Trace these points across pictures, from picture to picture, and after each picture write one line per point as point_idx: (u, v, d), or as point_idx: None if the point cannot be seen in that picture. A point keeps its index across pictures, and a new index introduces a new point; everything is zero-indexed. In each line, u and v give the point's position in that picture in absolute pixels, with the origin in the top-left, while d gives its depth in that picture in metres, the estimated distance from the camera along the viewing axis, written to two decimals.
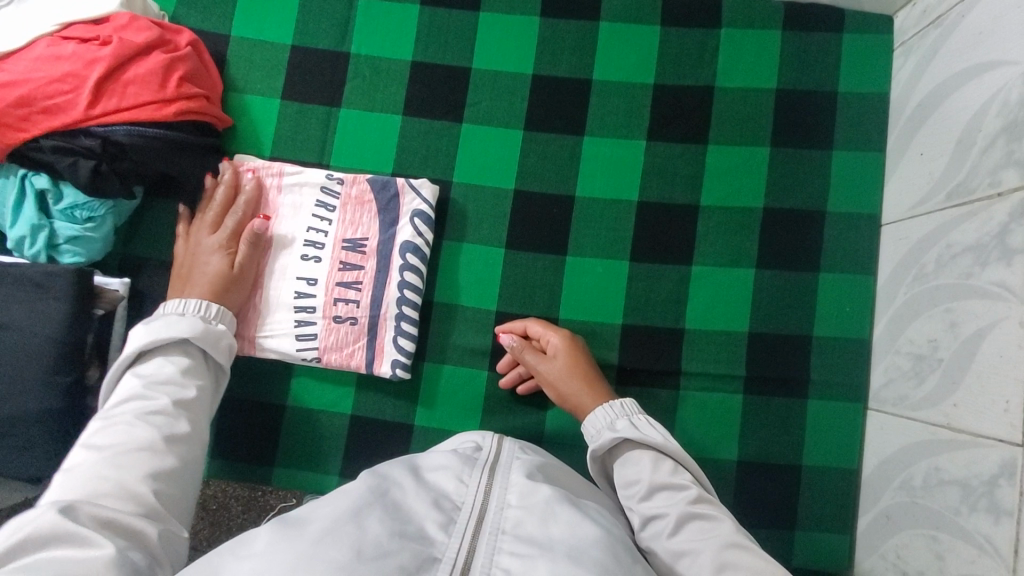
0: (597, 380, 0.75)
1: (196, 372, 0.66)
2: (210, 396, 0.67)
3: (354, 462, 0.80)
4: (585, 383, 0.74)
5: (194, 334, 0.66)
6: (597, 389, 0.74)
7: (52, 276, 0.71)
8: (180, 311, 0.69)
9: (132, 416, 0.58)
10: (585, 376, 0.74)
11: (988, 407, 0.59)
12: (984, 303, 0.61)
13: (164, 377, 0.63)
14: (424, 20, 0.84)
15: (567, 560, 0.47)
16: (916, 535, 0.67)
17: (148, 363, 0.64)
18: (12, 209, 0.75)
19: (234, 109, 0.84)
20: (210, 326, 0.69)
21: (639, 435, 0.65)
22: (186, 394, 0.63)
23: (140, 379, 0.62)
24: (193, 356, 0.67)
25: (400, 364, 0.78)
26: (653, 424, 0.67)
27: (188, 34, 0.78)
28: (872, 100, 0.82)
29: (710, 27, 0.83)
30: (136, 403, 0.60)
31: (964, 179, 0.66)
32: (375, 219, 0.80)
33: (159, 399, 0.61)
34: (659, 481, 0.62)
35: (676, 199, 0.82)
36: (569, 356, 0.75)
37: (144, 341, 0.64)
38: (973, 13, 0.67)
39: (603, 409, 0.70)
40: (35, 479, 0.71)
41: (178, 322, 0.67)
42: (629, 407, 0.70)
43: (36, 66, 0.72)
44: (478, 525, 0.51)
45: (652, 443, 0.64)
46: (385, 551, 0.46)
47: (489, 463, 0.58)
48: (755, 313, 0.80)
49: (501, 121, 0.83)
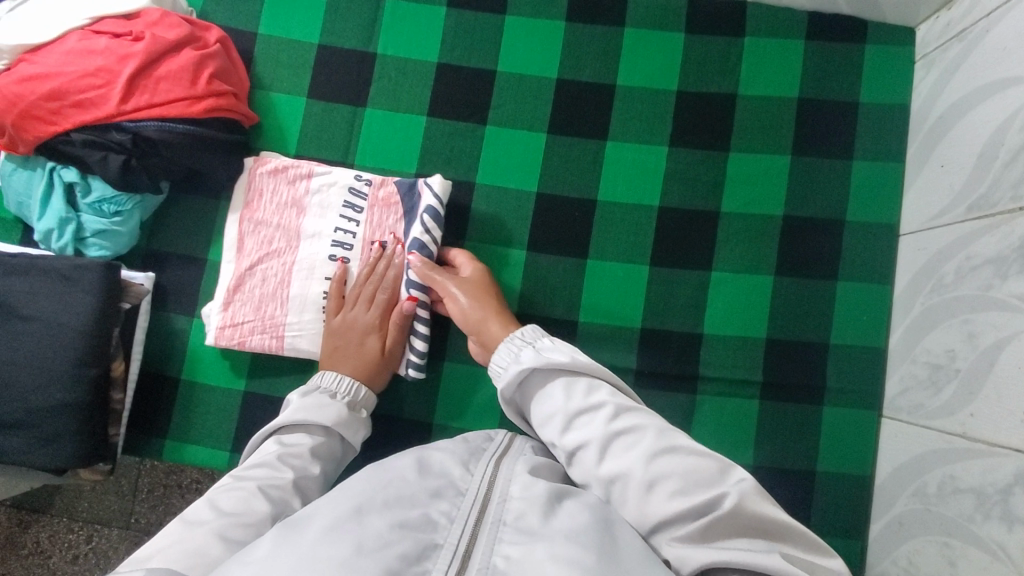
0: (502, 307, 0.74)
1: (325, 454, 0.66)
2: (328, 480, 0.66)
3: (372, 458, 0.81)
4: (486, 304, 0.73)
5: (337, 421, 0.68)
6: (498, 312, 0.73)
7: (80, 269, 0.72)
8: (333, 393, 0.71)
9: (258, 485, 0.58)
10: (485, 297, 0.74)
11: (1004, 417, 0.60)
12: (1004, 315, 0.62)
13: (300, 452, 0.64)
14: (450, 22, 0.85)
15: (566, 543, 0.47)
16: (929, 542, 0.68)
17: (289, 435, 0.66)
18: (40, 201, 0.76)
19: (261, 107, 0.84)
20: (352, 414, 0.70)
21: (544, 360, 0.60)
22: (309, 475, 0.63)
23: (279, 447, 0.63)
24: (330, 437, 0.68)
25: (412, 365, 0.78)
26: (557, 345, 0.62)
27: (217, 31, 0.79)
28: (892, 111, 0.82)
29: (734, 35, 0.84)
30: (265, 471, 0.61)
31: (986, 192, 0.67)
32: (400, 221, 0.81)
33: (286, 474, 0.61)
34: (575, 407, 0.57)
35: (697, 205, 0.83)
36: (485, 283, 0.76)
37: (296, 414, 0.66)
38: (997, 29, 0.68)
39: (507, 344, 0.65)
40: (58, 470, 0.71)
41: (327, 406, 0.68)
42: (530, 334, 0.65)
43: (67, 59, 0.73)
44: (481, 512, 0.52)
45: (559, 367, 0.60)
46: (386, 542, 0.47)
47: (498, 453, 0.59)
48: (773, 320, 0.81)
49: (525, 123, 0.84)
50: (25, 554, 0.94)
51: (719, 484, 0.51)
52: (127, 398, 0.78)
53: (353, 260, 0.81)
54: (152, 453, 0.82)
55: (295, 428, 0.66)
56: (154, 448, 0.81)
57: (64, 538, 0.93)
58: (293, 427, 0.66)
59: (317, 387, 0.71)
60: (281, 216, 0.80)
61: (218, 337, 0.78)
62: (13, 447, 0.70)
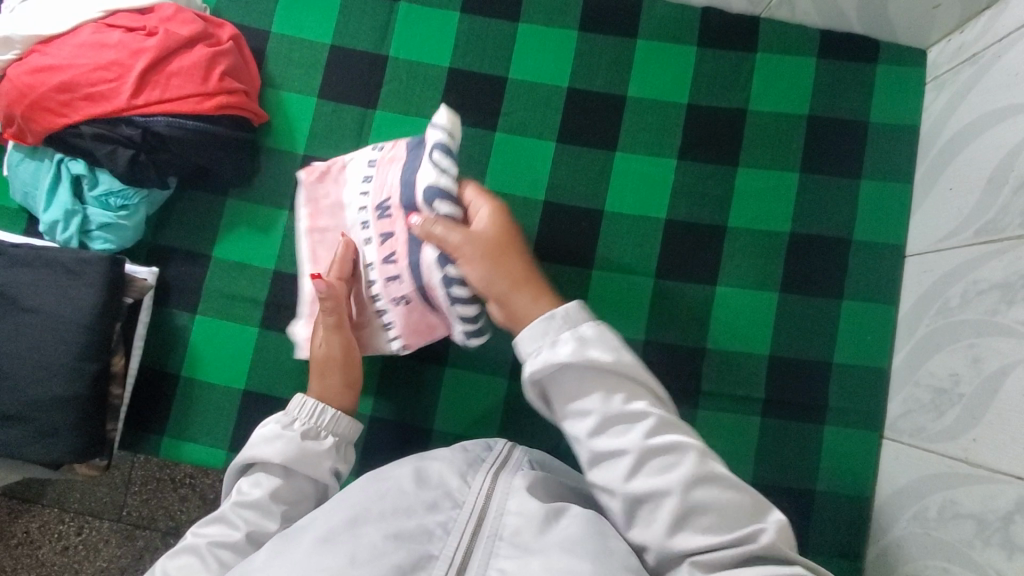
0: (521, 260, 0.58)
1: (288, 496, 0.61)
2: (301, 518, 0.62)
3: (370, 461, 0.80)
4: (501, 257, 0.57)
5: (288, 460, 0.60)
6: (516, 267, 0.57)
7: (85, 263, 0.71)
8: (288, 421, 0.63)
9: (205, 545, 0.57)
10: (499, 249, 0.58)
11: (1007, 444, 0.60)
12: (1009, 341, 0.62)
13: (253, 501, 0.59)
14: (463, 27, 0.85)
15: (559, 554, 0.48)
16: (929, 566, 0.67)
17: (249, 479, 0.61)
18: (47, 193, 0.76)
19: (271, 106, 0.84)
20: (312, 445, 0.62)
21: (588, 360, 0.51)
22: (265, 527, 0.59)
23: (236, 496, 0.60)
24: (292, 477, 0.61)
25: (468, 334, 0.65)
26: (603, 334, 0.52)
27: (231, 28, 0.79)
28: (902, 131, 0.83)
29: (746, 51, 0.84)
30: (220, 526, 0.58)
31: (994, 217, 0.67)
32: (401, 171, 0.65)
33: (236, 531, 0.58)
34: (612, 414, 0.51)
35: (703, 218, 0.83)
36: (497, 230, 0.59)
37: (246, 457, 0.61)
38: (1010, 55, 0.68)
39: (542, 320, 0.52)
40: (54, 464, 0.71)
41: (277, 440, 0.61)
42: (573, 314, 0.53)
43: (80, 52, 0.73)
44: (478, 525, 0.52)
45: (601, 366, 0.51)
46: (380, 552, 0.48)
47: (495, 465, 0.56)
48: (776, 336, 0.81)
49: (534, 131, 0.84)
50: (14, 543, 0.93)
51: (755, 519, 0.49)
52: (125, 393, 0.78)
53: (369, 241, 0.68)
54: (148, 450, 0.81)
55: (255, 468, 0.62)
56: (151, 445, 0.80)
57: (54, 528, 0.93)
58: (254, 467, 0.62)
59: (280, 414, 0.64)
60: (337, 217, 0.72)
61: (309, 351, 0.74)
62: (9, 440, 0.69)
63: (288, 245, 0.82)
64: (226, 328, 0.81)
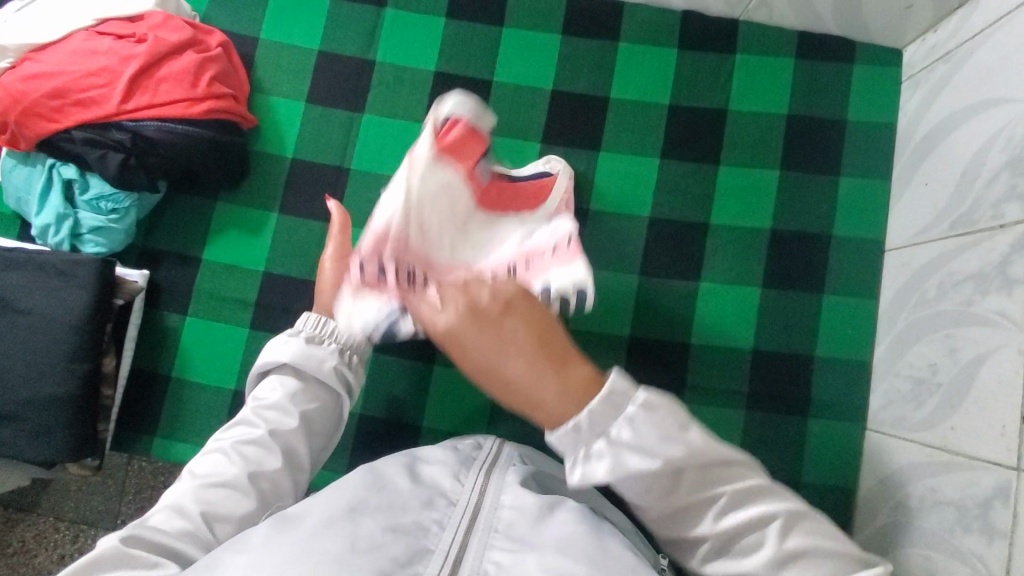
0: (492, 287, 0.47)
1: (304, 399, 0.63)
2: (319, 420, 0.65)
3: (360, 459, 0.81)
4: (500, 311, 0.46)
5: (297, 360, 0.63)
6: (501, 292, 0.47)
7: (76, 264, 0.72)
8: (296, 329, 0.66)
9: (230, 444, 0.59)
10: (494, 312, 0.46)
11: (984, 431, 0.61)
12: (985, 330, 0.63)
13: (272, 403, 0.62)
14: (449, 32, 0.87)
15: (555, 553, 0.48)
16: (911, 555, 0.68)
17: (264, 386, 0.64)
18: (39, 197, 0.77)
19: (260, 110, 0.86)
20: (318, 349, 0.65)
21: (635, 467, 0.46)
22: (283, 426, 0.61)
23: (255, 401, 0.63)
24: (306, 381, 0.64)
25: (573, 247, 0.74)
26: (648, 433, 0.46)
27: (220, 35, 0.80)
28: (879, 128, 0.84)
29: (725, 52, 0.86)
30: (243, 428, 0.61)
31: (968, 210, 0.68)
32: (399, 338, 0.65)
33: (258, 428, 0.60)
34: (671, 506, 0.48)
35: (685, 216, 0.84)
36: (450, 325, 0.47)
37: (262, 362, 0.64)
38: (980, 52, 0.70)
39: (563, 436, 0.46)
40: (47, 464, 0.72)
41: (288, 345, 0.64)
42: (597, 415, 0.45)
43: (72, 59, 0.74)
44: (473, 520, 0.52)
45: (656, 461, 0.46)
46: (378, 543, 0.47)
47: (487, 463, 0.58)
48: (759, 331, 0.82)
49: (519, 132, 0.86)
50: (11, 552, 0.92)
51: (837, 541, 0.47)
52: (117, 394, 0.78)
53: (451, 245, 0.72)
54: (141, 451, 0.82)
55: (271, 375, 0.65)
56: (143, 446, 0.81)
57: (50, 536, 0.91)
58: (270, 374, 0.65)
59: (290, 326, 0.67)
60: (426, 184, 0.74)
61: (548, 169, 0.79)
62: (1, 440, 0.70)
63: (277, 246, 0.83)
64: (217, 328, 0.82)
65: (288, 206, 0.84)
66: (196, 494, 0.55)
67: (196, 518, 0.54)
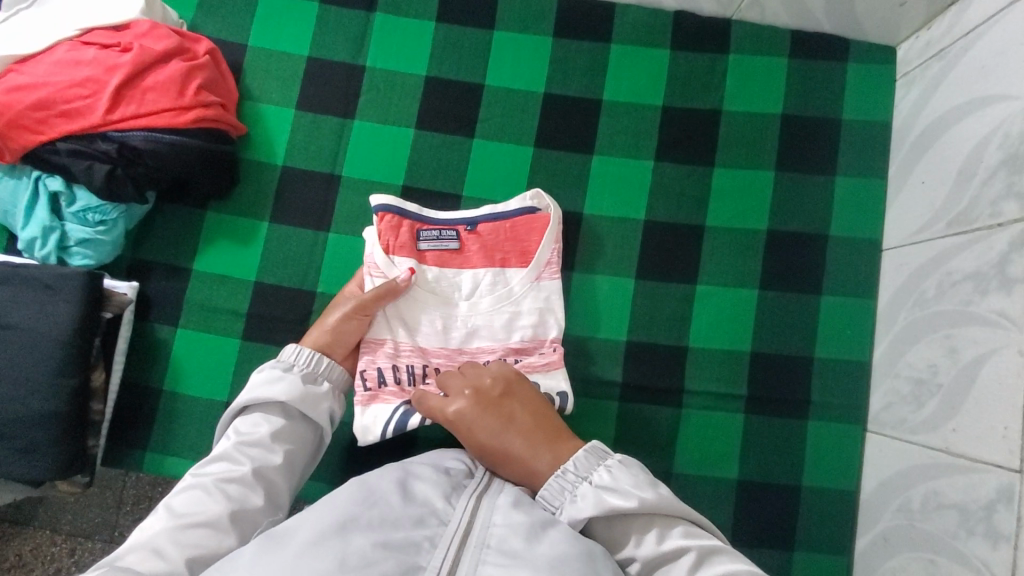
0: (503, 397, 0.64)
1: (287, 436, 0.63)
2: (301, 458, 0.64)
3: (355, 470, 0.80)
4: (500, 401, 0.64)
5: (291, 399, 0.63)
6: (500, 386, 0.65)
7: (63, 278, 0.71)
8: (287, 365, 0.66)
9: (212, 482, 0.57)
10: (496, 402, 0.64)
11: (985, 433, 0.60)
12: (984, 330, 0.62)
13: (256, 439, 0.61)
14: (439, 36, 0.86)
15: (549, 570, 0.47)
16: (914, 558, 0.67)
17: (247, 420, 0.63)
18: (25, 210, 0.76)
19: (249, 118, 0.85)
20: (312, 388, 0.66)
21: (608, 503, 0.54)
22: (268, 463, 0.60)
23: (235, 437, 0.61)
24: (292, 418, 0.64)
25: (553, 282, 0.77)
26: (623, 480, 0.55)
27: (207, 43, 0.80)
28: (875, 127, 0.84)
29: (719, 52, 0.85)
30: (222, 465, 0.59)
31: (965, 209, 0.68)
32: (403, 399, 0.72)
33: (241, 466, 0.59)
34: (651, 556, 0.53)
35: (681, 219, 0.83)
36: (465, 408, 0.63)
37: (247, 397, 0.63)
38: (975, 49, 0.69)
39: (556, 478, 0.57)
40: (36, 482, 0.71)
41: (279, 382, 0.64)
42: (583, 462, 0.58)
43: (56, 70, 0.73)
44: (465, 538, 0.51)
45: (625, 501, 0.54)
46: (369, 560, 0.46)
47: (478, 489, 0.57)
48: (758, 333, 0.81)
49: (512, 136, 0.85)
50: (7, 567, 0.88)
51: None
52: (107, 408, 0.77)
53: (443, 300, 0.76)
54: (133, 466, 0.81)
55: (252, 410, 0.63)
56: (135, 460, 0.80)
57: (46, 550, 0.88)
58: (251, 409, 0.64)
59: (274, 362, 0.67)
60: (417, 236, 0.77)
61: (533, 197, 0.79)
62: None
63: (268, 256, 0.82)
64: (209, 340, 0.81)
65: (278, 215, 0.83)
66: (176, 535, 0.53)
67: (179, 560, 0.51)
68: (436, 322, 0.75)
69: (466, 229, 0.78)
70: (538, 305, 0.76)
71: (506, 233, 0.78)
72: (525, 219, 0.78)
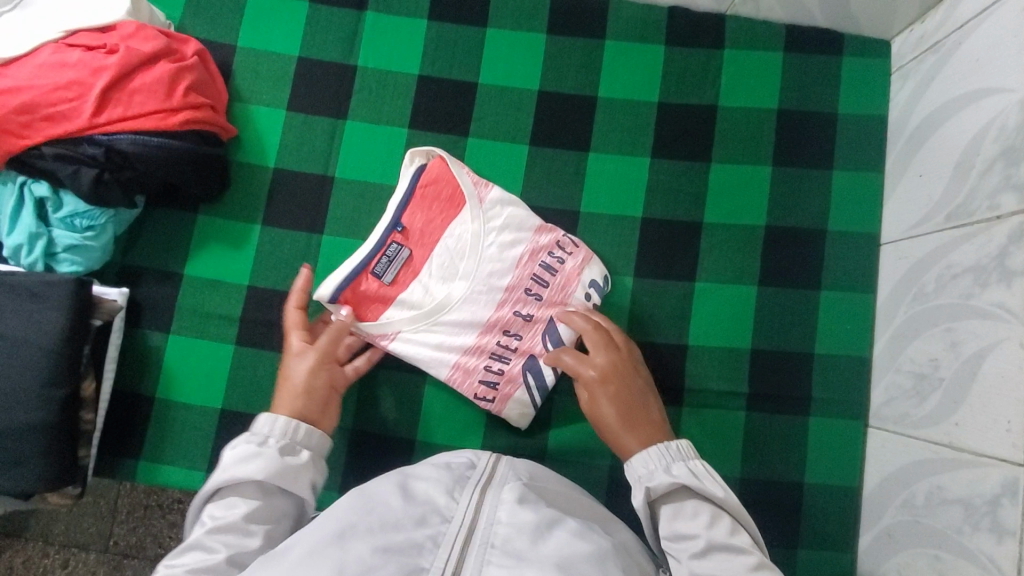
0: (639, 385, 0.72)
1: (264, 516, 0.60)
2: (279, 536, 0.61)
3: (354, 475, 0.79)
4: (638, 388, 0.72)
5: (269, 477, 0.59)
6: (640, 379, 0.73)
7: (51, 286, 0.70)
8: (261, 439, 0.62)
9: (184, 573, 0.53)
10: (631, 377, 0.72)
11: (989, 427, 0.59)
12: (985, 323, 0.62)
13: (230, 523, 0.57)
14: (431, 35, 0.85)
15: (556, 572, 0.47)
16: (918, 555, 0.67)
17: (222, 502, 0.59)
18: (10, 216, 0.74)
19: (240, 120, 0.83)
20: (290, 460, 0.62)
21: (701, 487, 0.60)
22: (247, 547, 0.57)
23: (209, 522, 0.58)
24: (269, 496, 0.60)
25: (502, 199, 0.79)
26: (715, 476, 0.62)
27: (194, 44, 0.78)
28: (871, 121, 0.83)
29: (713, 48, 0.85)
30: (196, 555, 0.56)
31: (963, 201, 0.67)
32: (518, 366, 0.77)
33: (217, 554, 0.55)
34: (716, 541, 0.58)
35: (678, 216, 0.83)
36: (611, 374, 0.71)
37: (221, 477, 0.59)
38: (969, 41, 0.69)
39: (659, 449, 0.64)
40: (26, 494, 0.69)
41: (254, 459, 0.60)
42: (684, 449, 0.64)
43: (39, 73, 0.72)
44: (469, 536, 0.50)
45: (712, 493, 0.60)
46: (368, 567, 0.45)
47: (481, 481, 0.56)
48: (757, 330, 0.81)
49: (507, 135, 0.84)
50: None
51: None
52: (99, 417, 0.76)
53: (460, 268, 0.77)
54: (127, 475, 0.79)
55: (227, 491, 0.60)
56: (129, 471, 0.78)
57: (39, 563, 0.86)
58: (224, 490, 0.60)
59: (246, 435, 0.62)
60: (393, 257, 0.77)
61: (414, 153, 0.79)
62: None
63: (261, 259, 0.81)
64: (203, 346, 0.79)
65: (272, 217, 0.82)
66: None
67: None
68: (466, 295, 0.77)
69: (398, 233, 0.77)
70: (502, 214, 0.78)
71: (425, 195, 0.78)
72: (426, 177, 0.78)
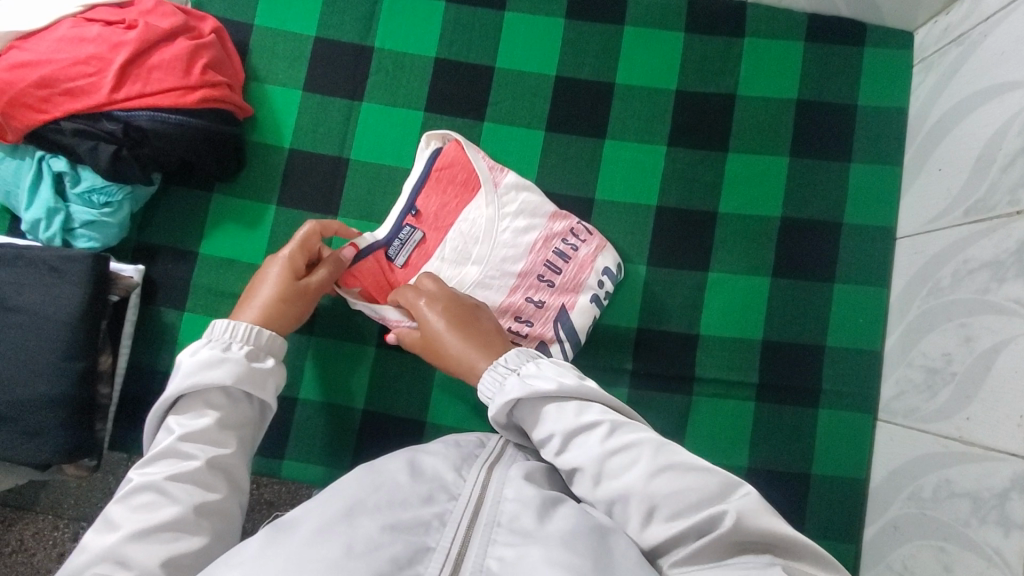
0: (473, 309, 0.69)
1: (232, 421, 0.61)
2: (249, 441, 0.62)
3: (364, 455, 0.80)
4: (470, 308, 0.69)
5: (237, 380, 0.60)
6: (471, 301, 0.70)
7: (69, 260, 0.70)
8: (225, 345, 0.62)
9: (163, 479, 0.55)
10: (447, 308, 0.68)
11: (1001, 421, 0.59)
12: (1001, 319, 0.61)
13: (200, 430, 0.58)
14: (449, 17, 0.84)
15: (560, 546, 0.47)
16: (924, 546, 0.67)
17: (188, 408, 0.59)
18: (28, 191, 0.74)
19: (256, 100, 0.83)
20: (255, 365, 0.63)
21: (533, 388, 0.55)
22: (223, 450, 0.59)
23: (178, 430, 0.58)
24: (234, 400, 0.61)
25: (518, 184, 0.78)
26: (546, 368, 0.57)
27: (212, 21, 0.78)
28: (890, 113, 0.82)
29: (733, 36, 0.84)
30: (168, 461, 0.56)
31: (984, 196, 0.67)
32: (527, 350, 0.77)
33: (193, 460, 0.57)
34: (569, 427, 0.53)
35: (694, 205, 0.82)
36: (438, 299, 0.69)
37: (185, 384, 0.59)
38: (995, 34, 0.68)
39: (490, 372, 0.59)
40: (42, 466, 0.70)
41: (219, 365, 0.60)
42: (514, 359, 0.60)
43: (59, 47, 0.72)
44: (475, 517, 0.50)
45: (544, 390, 0.55)
46: (377, 543, 0.46)
47: (489, 459, 0.56)
48: (770, 321, 0.81)
49: (523, 120, 0.83)
50: (7, 552, 0.87)
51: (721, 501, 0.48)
52: (114, 392, 0.77)
53: (472, 253, 0.78)
54: (140, 449, 0.80)
55: (190, 398, 0.60)
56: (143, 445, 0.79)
57: (50, 534, 0.87)
58: (188, 397, 0.60)
59: (206, 342, 0.62)
60: (406, 240, 0.78)
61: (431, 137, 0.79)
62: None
63: (275, 239, 0.81)
64: None
65: (286, 198, 0.82)
66: (137, 541, 0.51)
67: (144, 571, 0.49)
68: (477, 281, 0.77)
69: (411, 216, 0.78)
70: (517, 199, 0.78)
71: (440, 178, 0.78)
72: (442, 161, 0.79)
